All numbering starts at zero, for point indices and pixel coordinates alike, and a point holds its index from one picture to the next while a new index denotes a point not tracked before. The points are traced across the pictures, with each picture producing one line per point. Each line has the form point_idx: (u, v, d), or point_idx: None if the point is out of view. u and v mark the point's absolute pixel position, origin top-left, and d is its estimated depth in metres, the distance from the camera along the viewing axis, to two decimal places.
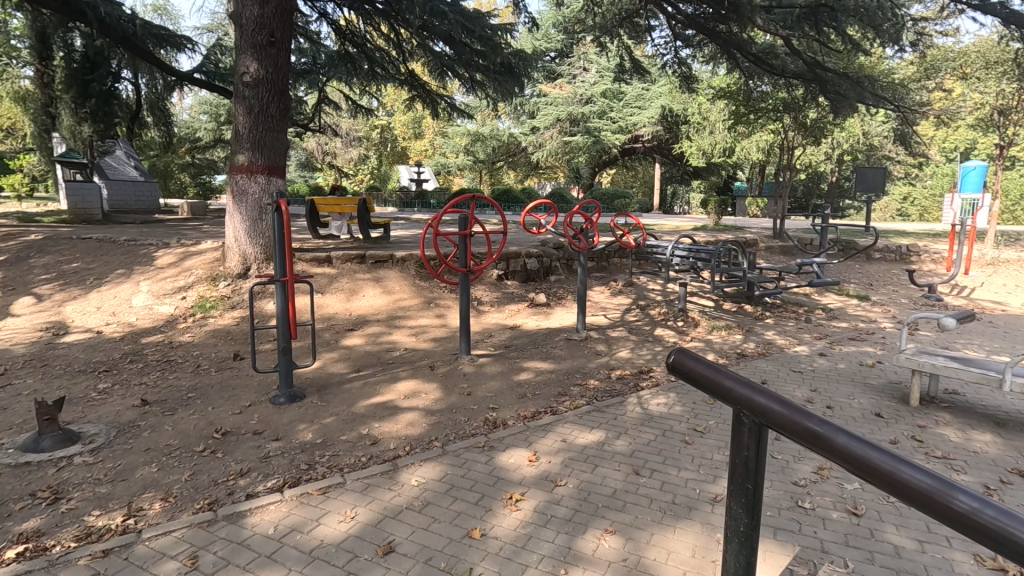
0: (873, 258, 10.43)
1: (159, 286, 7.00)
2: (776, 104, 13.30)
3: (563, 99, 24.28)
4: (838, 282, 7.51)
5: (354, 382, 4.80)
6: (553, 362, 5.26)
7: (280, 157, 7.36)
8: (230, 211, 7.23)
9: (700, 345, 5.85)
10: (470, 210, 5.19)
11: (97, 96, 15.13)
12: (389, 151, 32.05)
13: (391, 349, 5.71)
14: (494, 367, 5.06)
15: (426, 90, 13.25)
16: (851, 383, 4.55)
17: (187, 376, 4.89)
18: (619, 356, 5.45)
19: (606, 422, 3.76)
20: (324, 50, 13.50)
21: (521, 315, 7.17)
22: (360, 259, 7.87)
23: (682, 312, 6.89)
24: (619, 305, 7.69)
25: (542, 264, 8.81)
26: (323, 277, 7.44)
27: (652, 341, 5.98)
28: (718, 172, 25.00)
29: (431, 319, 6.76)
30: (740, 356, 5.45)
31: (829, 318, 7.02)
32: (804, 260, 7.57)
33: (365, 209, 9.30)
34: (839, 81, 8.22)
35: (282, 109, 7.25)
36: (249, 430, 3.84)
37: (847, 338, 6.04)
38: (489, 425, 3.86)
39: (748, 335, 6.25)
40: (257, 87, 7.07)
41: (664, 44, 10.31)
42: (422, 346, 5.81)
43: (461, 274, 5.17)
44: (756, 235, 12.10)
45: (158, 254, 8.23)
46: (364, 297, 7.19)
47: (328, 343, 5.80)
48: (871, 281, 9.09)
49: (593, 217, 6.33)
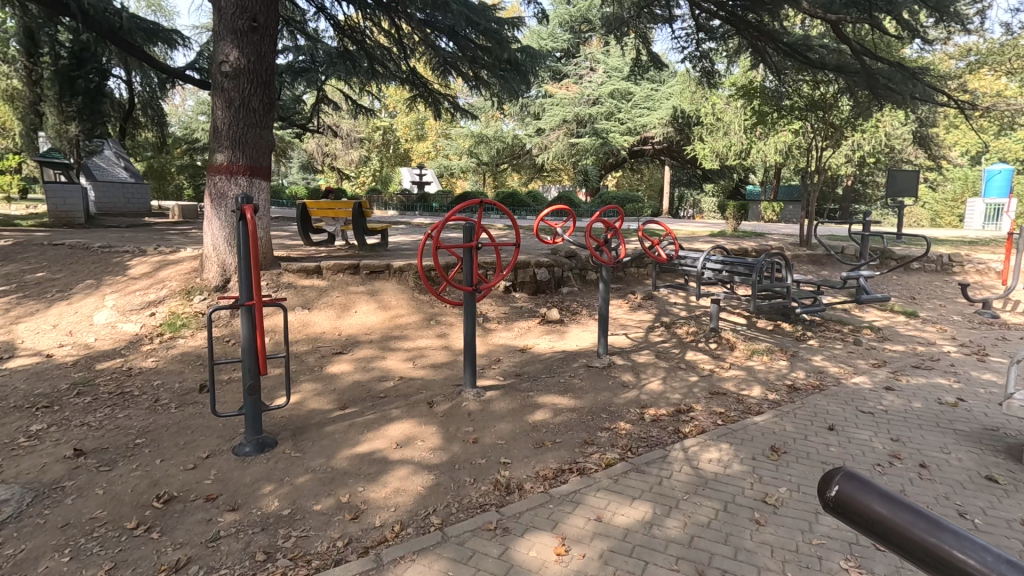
0: (911, 269, 9.63)
1: (125, 301, 6.24)
2: (803, 101, 12.48)
3: (570, 100, 23.49)
4: (888, 299, 6.71)
5: (338, 423, 4.02)
6: (573, 396, 4.48)
7: (263, 156, 6.61)
8: (208, 216, 6.47)
9: (741, 374, 5.06)
10: (479, 219, 4.37)
11: (84, 94, 14.45)
12: (391, 152, 31.32)
13: (383, 379, 4.93)
14: (504, 404, 4.28)
15: (428, 89, 12.50)
16: (937, 430, 3.76)
17: (139, 415, 4.12)
18: (649, 389, 4.66)
19: (650, 491, 2.97)
20: (322, 47, 12.75)
21: (532, 334, 6.38)
22: (353, 270, 7.10)
23: (714, 334, 6.11)
24: (641, 322, 6.89)
25: (553, 274, 8.03)
26: (310, 290, 6.67)
27: (684, 369, 5.18)
28: (730, 175, 24.24)
29: (431, 339, 5.98)
30: (791, 389, 4.66)
31: (880, 339, 6.20)
32: (848, 274, 6.76)
33: (360, 213, 8.54)
34: (890, 73, 7.43)
35: (266, 102, 6.50)
36: (199, 495, 3.06)
37: (910, 366, 5.23)
38: (500, 490, 3.07)
39: (794, 361, 5.44)
40: (237, 79, 6.32)
41: (685, 36, 9.53)
42: (420, 375, 5.03)
43: (467, 292, 4.39)
44: (781, 243, 11.31)
45: (132, 263, 7.48)
46: (356, 314, 6.41)
47: (312, 371, 5.03)
48: (915, 295, 8.30)
49: (615, 223, 5.50)
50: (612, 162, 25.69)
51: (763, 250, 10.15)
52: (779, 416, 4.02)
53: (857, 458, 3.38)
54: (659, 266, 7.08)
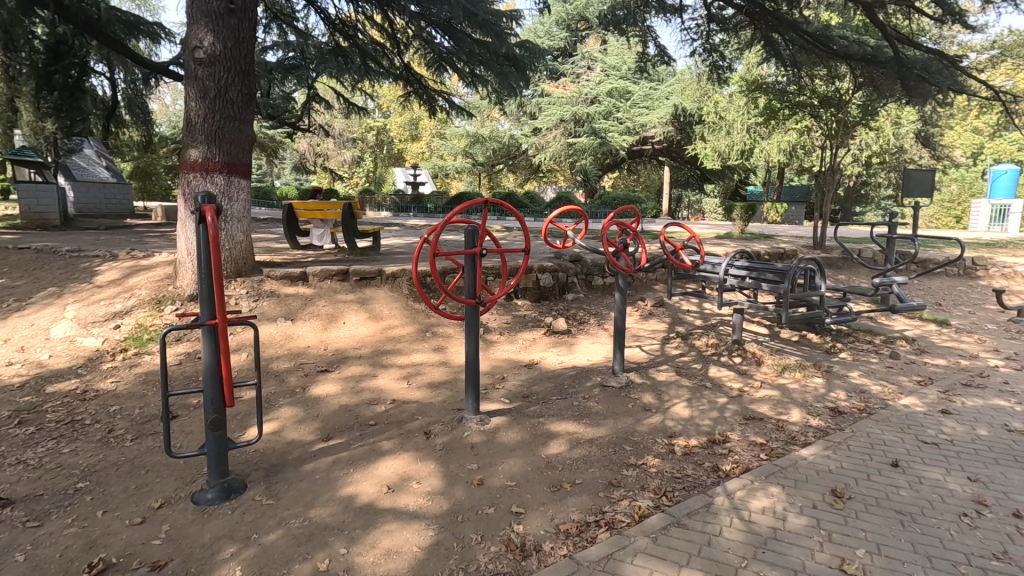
0: (933, 273, 9.16)
1: (88, 312, 5.64)
2: (816, 98, 11.70)
3: (568, 99, 22.99)
4: (924, 307, 6.18)
5: (320, 460, 3.46)
6: (590, 423, 3.94)
7: (243, 152, 6.05)
8: (183, 219, 5.94)
9: (774, 394, 4.54)
10: (484, 222, 3.77)
11: (61, 89, 13.29)
12: (385, 152, 30.68)
13: (374, 402, 4.36)
14: (513, 435, 3.73)
15: (423, 86, 11.93)
16: (1019, 467, 3.24)
17: (86, 451, 3.53)
18: (675, 414, 4.13)
19: (698, 557, 2.43)
20: (312, 42, 12.17)
21: (538, 347, 5.84)
22: (342, 276, 6.54)
23: (738, 347, 5.58)
24: (654, 333, 6.35)
25: (557, 280, 7.47)
26: (294, 299, 6.09)
27: (710, 389, 4.65)
28: (731, 175, 23.83)
29: (427, 354, 5.42)
30: (835, 413, 4.13)
31: (917, 352, 5.69)
32: (881, 280, 6.21)
33: (350, 214, 8.05)
34: (921, 63, 6.96)
35: (246, 92, 5.93)
36: (144, 562, 2.51)
37: (960, 385, 4.71)
38: (515, 554, 2.54)
39: (830, 378, 4.91)
40: (212, 66, 5.73)
41: (694, 27, 9.03)
42: (416, 397, 4.47)
43: (471, 306, 3.80)
44: (791, 245, 10.84)
45: (101, 268, 6.87)
46: (345, 325, 5.85)
47: (294, 394, 4.46)
48: (942, 302, 7.80)
49: (630, 223, 4.94)
50: (611, 162, 25.21)
51: (777, 253, 9.65)
52: (831, 448, 3.49)
53: (936, 503, 2.86)
54: (673, 272, 6.56)
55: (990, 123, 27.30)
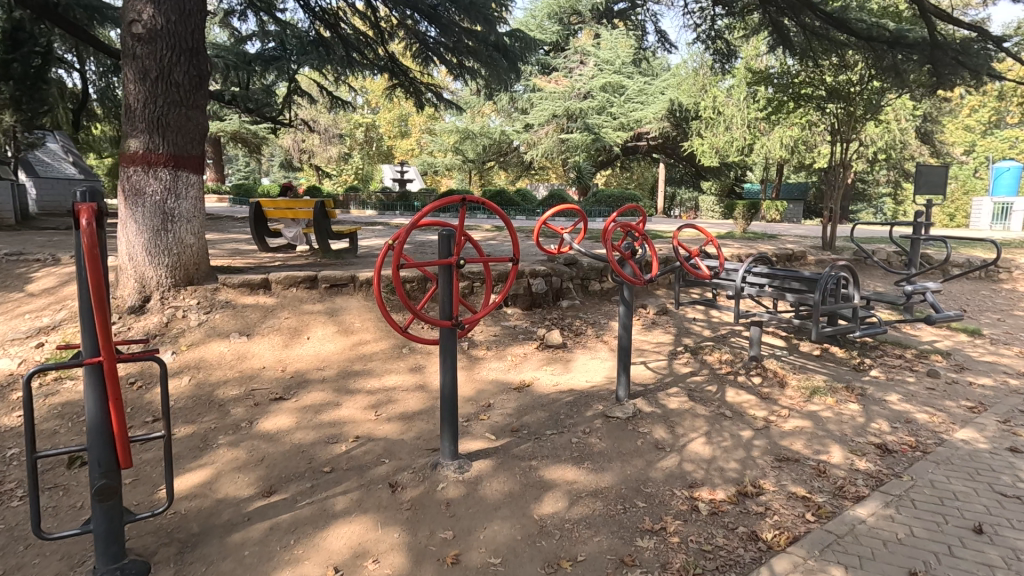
0: (953, 275, 8.57)
1: (9, 327, 4.89)
2: (823, 89, 10.79)
3: (560, 93, 22.24)
4: (962, 317, 5.52)
5: (255, 525, 2.76)
6: (593, 469, 3.25)
7: (193, 142, 5.30)
8: (123, 219, 5.21)
9: (807, 424, 3.87)
10: (461, 224, 3.07)
11: (19, 80, 11.22)
12: (374, 149, 29.86)
13: (333, 441, 3.63)
14: (498, 487, 3.05)
15: (410, 78, 11.20)
16: None
17: None
18: (694, 453, 3.46)
19: None
20: (292, 30, 11.25)
21: (529, 364, 5.14)
22: (309, 283, 5.79)
23: (756, 365, 4.91)
24: (659, 346, 5.68)
25: (551, 285, 6.78)
26: (253, 310, 5.35)
27: (732, 418, 3.97)
28: (728, 173, 23.29)
29: (402, 375, 4.71)
30: (883, 451, 3.46)
31: (957, 369, 5.06)
32: (915, 288, 5.56)
33: (324, 214, 7.36)
34: (952, 46, 6.30)
35: (193, 74, 5.16)
36: None
37: (1019, 412, 4.08)
38: None
39: (866, 404, 4.23)
40: (153, 43, 4.97)
41: (698, 11, 8.36)
42: (383, 433, 3.75)
43: (446, 327, 3.06)
44: (799, 245, 10.25)
45: (36, 275, 6.08)
46: (309, 340, 5.11)
47: (237, 430, 3.73)
48: (970, 309, 7.19)
49: (636, 224, 4.23)
50: (604, 159, 24.52)
51: (786, 255, 9.02)
52: (893, 505, 2.83)
53: None
54: (682, 279, 5.87)
55: (985, 119, 27.15)
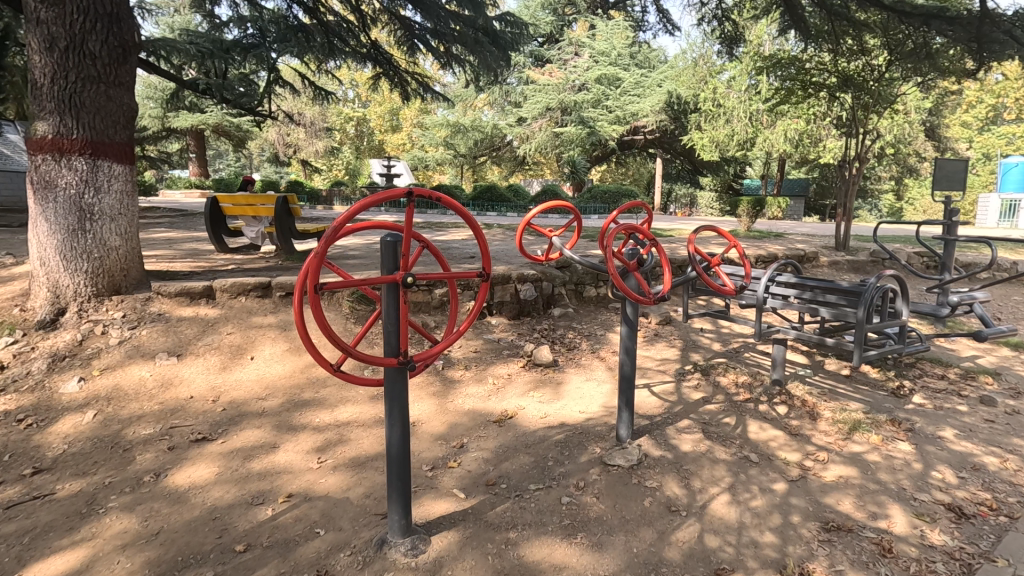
0: (979, 278, 7.87)
1: None
2: (835, 76, 9.99)
3: (553, 86, 21.40)
4: (1012, 332, 4.79)
5: None
6: (588, 546, 2.49)
7: (117, 127, 4.49)
8: (34, 217, 4.39)
9: (853, 472, 3.13)
10: (409, 225, 2.28)
11: None
12: (364, 144, 28.98)
13: (257, 502, 2.84)
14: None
15: (394, 67, 10.32)
16: None
17: None
18: (717, 518, 2.71)
19: None
20: (270, 15, 9.91)
21: (512, 387, 4.37)
22: (260, 291, 4.96)
23: (781, 390, 4.17)
24: (664, 363, 4.92)
25: (541, 291, 6.00)
26: (189, 325, 4.54)
27: (759, 463, 3.22)
28: (727, 168, 22.62)
29: (360, 404, 3.93)
30: (958, 517, 2.73)
31: (1013, 396, 4.34)
32: (960, 297, 4.82)
33: (286, 211, 6.54)
34: (999, 20, 5.50)
35: (113, 44, 4.36)
36: None
37: None
38: None
39: (919, 442, 3.50)
40: (62, 6, 4.17)
41: None
42: (325, 489, 2.96)
43: (393, 366, 2.28)
44: (810, 245, 9.54)
45: None
46: (253, 361, 4.31)
47: (136, 487, 2.94)
48: (1005, 318, 6.47)
49: (641, 226, 3.42)
50: (600, 154, 23.77)
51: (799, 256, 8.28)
52: None
53: None
54: (691, 287, 5.11)
55: (982, 115, 26.61)
